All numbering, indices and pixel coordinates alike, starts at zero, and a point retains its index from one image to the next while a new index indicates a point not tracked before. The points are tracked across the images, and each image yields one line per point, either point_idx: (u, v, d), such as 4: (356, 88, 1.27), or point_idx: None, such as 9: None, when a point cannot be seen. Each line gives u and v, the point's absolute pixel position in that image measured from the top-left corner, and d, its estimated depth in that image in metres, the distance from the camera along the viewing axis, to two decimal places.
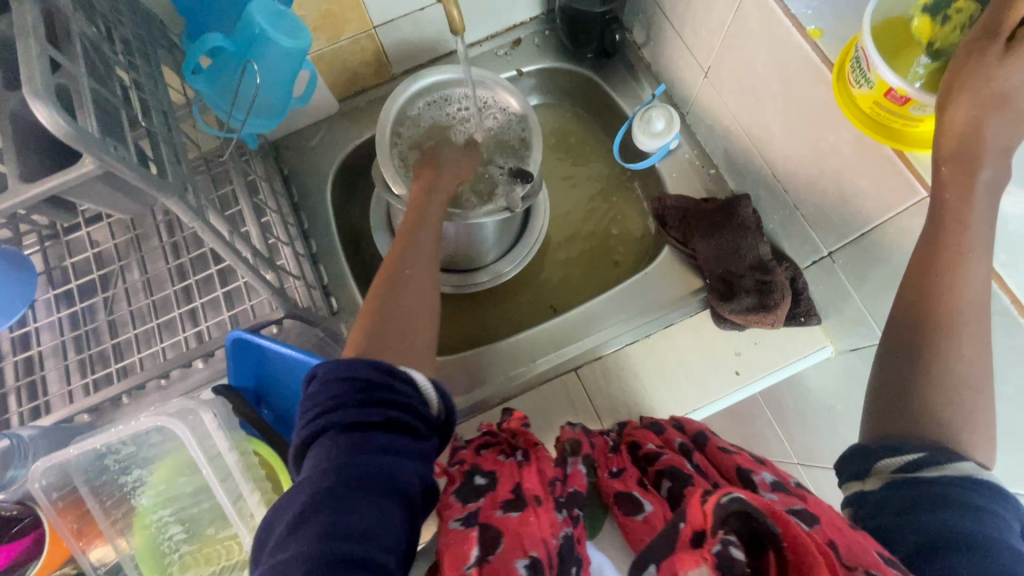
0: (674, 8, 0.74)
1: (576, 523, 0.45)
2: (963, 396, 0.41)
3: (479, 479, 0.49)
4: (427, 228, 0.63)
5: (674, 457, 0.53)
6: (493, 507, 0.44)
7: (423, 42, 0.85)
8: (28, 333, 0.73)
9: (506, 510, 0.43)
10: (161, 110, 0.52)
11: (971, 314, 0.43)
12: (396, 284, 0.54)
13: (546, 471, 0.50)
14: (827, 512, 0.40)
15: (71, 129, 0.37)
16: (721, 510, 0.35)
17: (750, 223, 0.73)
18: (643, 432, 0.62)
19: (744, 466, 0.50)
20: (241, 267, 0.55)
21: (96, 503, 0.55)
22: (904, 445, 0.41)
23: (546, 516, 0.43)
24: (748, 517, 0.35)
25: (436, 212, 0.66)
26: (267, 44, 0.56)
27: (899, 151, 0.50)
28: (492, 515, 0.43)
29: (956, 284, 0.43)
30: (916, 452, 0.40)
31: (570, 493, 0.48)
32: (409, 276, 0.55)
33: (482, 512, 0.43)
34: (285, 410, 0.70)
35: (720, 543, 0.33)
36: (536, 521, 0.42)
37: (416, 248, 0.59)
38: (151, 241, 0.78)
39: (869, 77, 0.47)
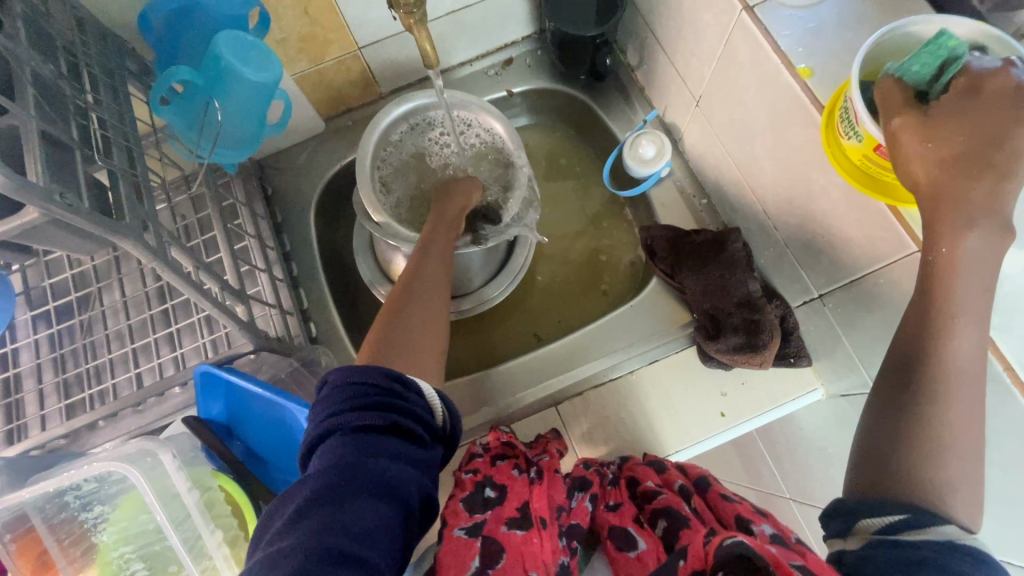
0: (666, 34, 0.71)
1: (571, 552, 0.51)
2: (946, 467, 0.39)
3: (489, 491, 0.53)
4: (437, 260, 0.63)
5: (673, 497, 0.54)
6: (499, 522, 0.49)
7: (412, 62, 0.84)
8: (6, 354, 0.73)
9: (512, 528, 0.49)
10: (124, 145, 0.51)
11: (964, 379, 0.40)
12: (401, 314, 0.53)
13: (556, 496, 0.54)
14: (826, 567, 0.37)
15: (9, 181, 0.36)
16: (727, 557, 0.38)
17: (740, 258, 0.70)
18: (643, 468, 0.61)
19: (744, 515, 0.49)
20: (206, 304, 0.54)
21: (54, 541, 0.54)
22: (879, 508, 0.39)
23: (549, 541, 0.48)
24: (750, 564, 0.37)
25: (444, 240, 0.66)
26: (234, 76, 0.56)
27: (892, 207, 0.47)
28: (497, 529, 0.49)
29: (945, 349, 0.40)
30: (895, 514, 0.38)
31: (570, 523, 0.53)
32: (417, 306, 0.55)
33: (487, 526, 0.49)
34: (255, 443, 0.68)
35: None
36: (538, 544, 0.48)
37: (426, 278, 0.59)
38: (132, 262, 0.77)
39: (858, 130, 0.44)
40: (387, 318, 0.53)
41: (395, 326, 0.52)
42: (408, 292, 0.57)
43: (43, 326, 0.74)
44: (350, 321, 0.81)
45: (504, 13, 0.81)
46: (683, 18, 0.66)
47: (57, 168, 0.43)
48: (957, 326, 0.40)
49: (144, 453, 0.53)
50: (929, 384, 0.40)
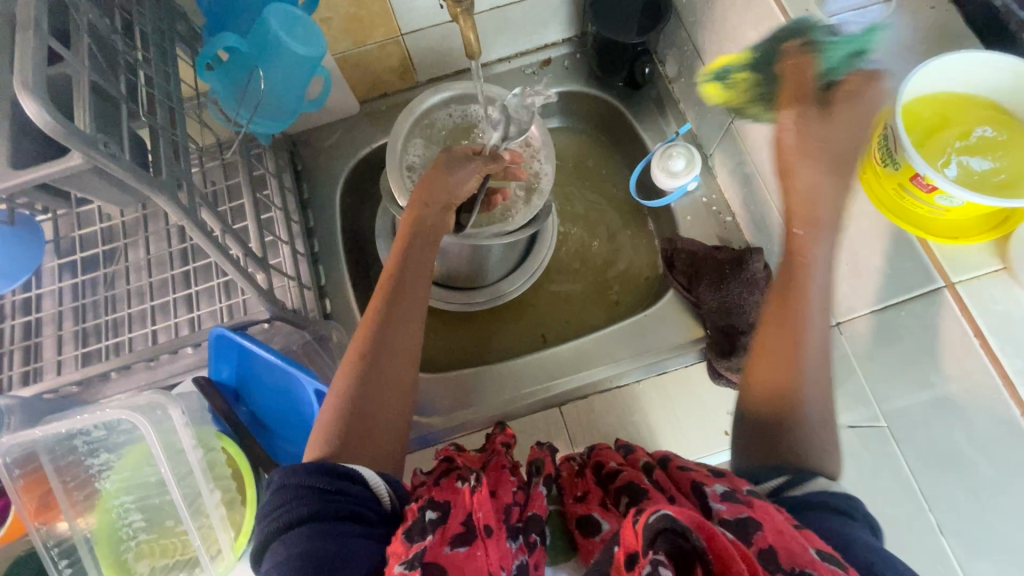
0: (708, 47, 0.71)
1: (533, 550, 0.43)
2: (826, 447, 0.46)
3: (428, 513, 0.41)
4: (412, 297, 0.56)
5: (630, 472, 0.49)
6: (441, 543, 0.40)
7: (451, 52, 0.84)
8: (30, 298, 0.75)
9: (455, 545, 0.40)
10: (167, 105, 0.52)
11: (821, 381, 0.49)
12: (369, 373, 0.50)
13: (502, 495, 0.46)
14: (773, 515, 0.38)
15: (57, 125, 0.36)
16: (650, 530, 0.35)
17: (759, 279, 0.70)
18: (607, 450, 0.56)
19: (696, 479, 0.44)
20: (230, 267, 0.55)
21: (59, 483, 0.55)
22: (762, 477, 0.44)
23: (496, 549, 0.40)
24: (674, 537, 0.35)
25: (421, 267, 0.58)
26: (281, 48, 0.57)
27: (921, 237, 0.49)
28: (440, 552, 0.39)
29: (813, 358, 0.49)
30: (779, 477, 0.43)
31: (528, 517, 0.45)
32: (386, 359, 0.51)
33: (430, 550, 0.39)
34: (262, 408, 0.69)
35: (649, 564, 0.33)
36: (484, 555, 0.39)
37: (398, 327, 0.53)
38: (158, 222, 0.79)
39: (896, 158, 0.46)
40: (359, 364, 0.50)
41: (361, 390, 0.49)
42: (377, 342, 0.51)
43: (68, 276, 0.76)
44: (364, 301, 0.82)
45: (548, 13, 0.82)
46: (727, 34, 0.66)
47: (103, 119, 0.44)
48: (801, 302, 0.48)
49: (154, 406, 0.54)
50: (775, 355, 0.48)
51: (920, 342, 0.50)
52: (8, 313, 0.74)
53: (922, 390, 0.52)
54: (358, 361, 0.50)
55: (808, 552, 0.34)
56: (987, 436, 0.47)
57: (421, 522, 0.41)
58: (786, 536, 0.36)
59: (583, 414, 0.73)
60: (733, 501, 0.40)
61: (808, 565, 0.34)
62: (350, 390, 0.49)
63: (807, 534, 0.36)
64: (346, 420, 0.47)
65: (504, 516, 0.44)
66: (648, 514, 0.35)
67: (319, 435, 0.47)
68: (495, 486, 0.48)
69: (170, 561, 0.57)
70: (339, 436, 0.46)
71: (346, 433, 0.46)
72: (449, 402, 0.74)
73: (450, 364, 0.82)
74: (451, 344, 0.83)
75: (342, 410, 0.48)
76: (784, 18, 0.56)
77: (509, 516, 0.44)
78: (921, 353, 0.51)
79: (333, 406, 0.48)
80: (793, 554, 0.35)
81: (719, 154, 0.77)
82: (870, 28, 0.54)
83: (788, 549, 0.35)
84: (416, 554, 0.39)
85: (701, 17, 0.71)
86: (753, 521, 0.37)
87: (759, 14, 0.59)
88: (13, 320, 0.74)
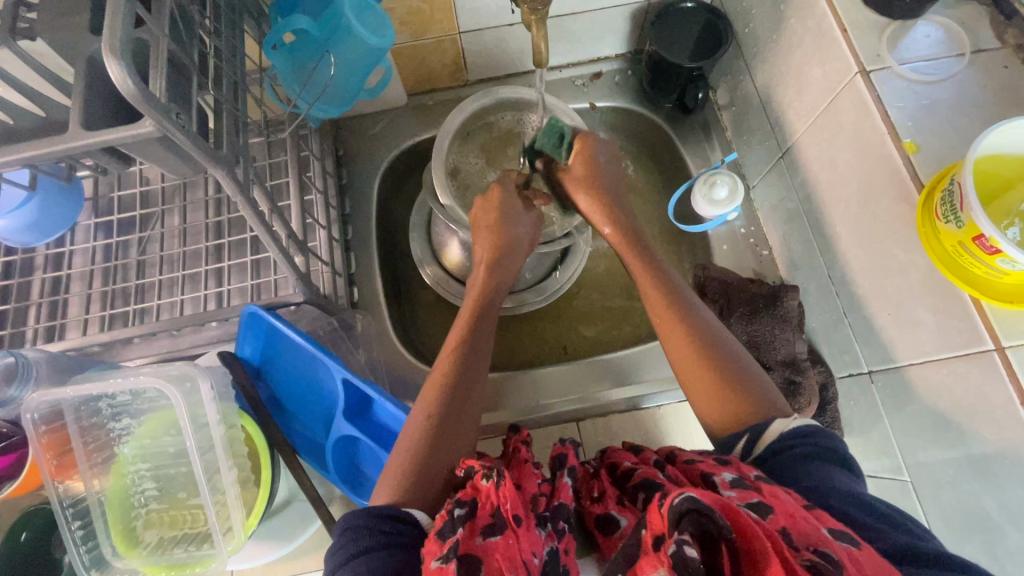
0: (767, 80, 0.71)
1: (561, 537, 0.46)
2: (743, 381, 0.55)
3: (458, 508, 0.43)
4: (479, 356, 0.58)
5: (645, 470, 0.50)
6: (472, 535, 0.41)
7: (505, 55, 0.84)
8: (62, 254, 0.75)
9: (486, 536, 0.41)
10: (233, 80, 0.52)
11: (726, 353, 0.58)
12: (438, 432, 0.52)
13: (527, 486, 0.48)
14: (784, 498, 0.40)
15: (138, 92, 0.36)
16: (675, 512, 0.36)
17: (792, 317, 0.69)
18: (621, 452, 0.56)
19: (705, 471, 0.47)
20: (274, 249, 0.55)
21: (80, 444, 0.55)
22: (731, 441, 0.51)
23: (527, 537, 0.43)
24: (701, 519, 0.35)
25: (486, 327, 0.62)
26: (351, 35, 0.57)
27: (974, 298, 0.48)
28: (473, 544, 0.41)
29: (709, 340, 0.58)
30: (741, 439, 0.51)
31: (555, 506, 0.48)
32: (451, 417, 0.53)
33: (463, 542, 0.41)
34: (281, 389, 0.67)
35: (675, 543, 0.35)
36: (516, 544, 0.41)
37: (463, 386, 0.55)
38: (197, 192, 0.79)
39: (959, 216, 0.45)
40: (427, 420, 0.53)
41: (429, 447, 0.51)
42: (445, 403, 0.54)
43: (102, 236, 0.76)
44: (391, 293, 0.82)
45: (606, 27, 0.82)
46: (790, 69, 0.66)
47: (175, 89, 0.43)
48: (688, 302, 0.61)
49: (184, 378, 0.54)
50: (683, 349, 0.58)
51: (961, 402, 0.50)
52: (39, 266, 0.75)
53: (956, 450, 0.51)
54: (427, 418, 0.53)
55: (818, 530, 0.37)
56: None
57: (450, 519, 0.43)
58: (796, 517, 0.38)
59: (600, 432, 0.73)
60: (742, 488, 0.42)
61: (821, 542, 0.36)
62: (418, 445, 0.51)
63: (817, 513, 0.39)
64: (414, 474, 0.49)
65: (532, 506, 0.46)
66: (674, 496, 0.37)
67: (390, 485, 0.49)
68: (518, 479, 0.50)
69: (177, 534, 0.57)
70: (409, 487, 0.49)
71: (416, 484, 0.49)
72: None
73: None
74: None
75: (411, 462, 0.50)
76: (854, 60, 0.55)
77: (537, 506, 0.47)
78: (961, 413, 0.50)
79: (402, 459, 0.51)
80: (807, 533, 0.37)
81: (763, 186, 0.77)
82: (942, 79, 0.54)
83: (799, 528, 0.37)
84: (450, 548, 0.40)
85: (762, 49, 0.71)
86: (764, 505, 0.40)
87: (828, 54, 0.59)
88: (43, 273, 0.74)
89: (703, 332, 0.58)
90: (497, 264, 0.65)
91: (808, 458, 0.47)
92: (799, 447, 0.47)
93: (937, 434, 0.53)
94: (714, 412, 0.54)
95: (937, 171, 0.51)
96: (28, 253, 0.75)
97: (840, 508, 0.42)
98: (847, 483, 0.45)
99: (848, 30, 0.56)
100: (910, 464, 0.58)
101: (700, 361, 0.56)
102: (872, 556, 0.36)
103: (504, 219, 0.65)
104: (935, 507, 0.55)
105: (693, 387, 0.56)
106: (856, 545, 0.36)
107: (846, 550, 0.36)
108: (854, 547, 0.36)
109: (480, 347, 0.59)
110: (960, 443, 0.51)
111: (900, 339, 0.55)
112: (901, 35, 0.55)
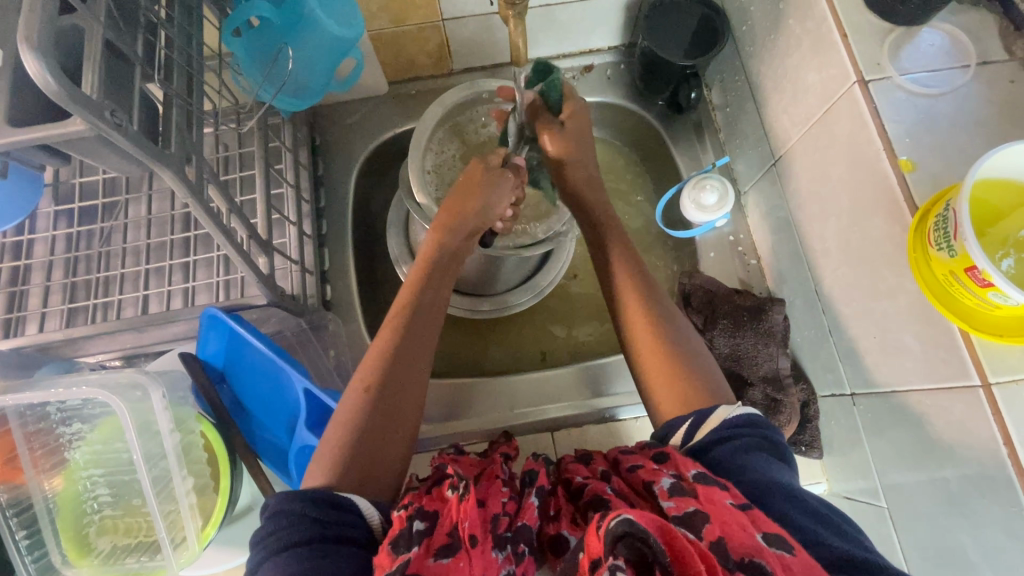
0: (763, 81, 0.68)
1: (521, 560, 0.43)
2: (701, 362, 0.54)
3: (418, 522, 0.42)
4: (423, 322, 0.56)
5: (596, 484, 0.48)
6: (426, 555, 0.41)
7: (492, 44, 0.80)
8: (21, 242, 0.72)
9: (440, 556, 0.41)
10: (186, 69, 0.49)
11: (688, 336, 0.56)
12: (376, 405, 0.50)
13: (490, 506, 0.46)
14: (722, 502, 0.39)
15: (60, 89, 0.33)
16: (611, 535, 0.35)
17: (777, 331, 0.67)
18: (574, 463, 0.55)
19: (646, 478, 0.45)
20: (233, 252, 0.52)
21: (26, 450, 0.53)
22: (674, 426, 0.50)
23: (479, 560, 0.41)
24: (635, 542, 0.35)
25: (435, 293, 0.59)
26: (315, 25, 0.56)
27: (963, 330, 0.45)
28: (424, 564, 0.40)
29: (679, 320, 0.58)
30: (683, 425, 0.49)
31: (516, 527, 0.45)
32: (393, 385, 0.51)
33: (415, 562, 0.40)
34: (244, 393, 0.65)
35: (609, 570, 0.34)
36: (467, 567, 0.40)
37: (408, 352, 0.53)
38: (163, 181, 0.75)
39: (952, 245, 0.42)
40: (364, 395, 0.50)
41: (366, 420, 0.49)
42: (383, 376, 0.51)
43: (63, 224, 0.73)
44: (365, 292, 0.79)
45: (598, 17, 0.78)
46: (785, 72, 0.62)
47: (112, 80, 0.40)
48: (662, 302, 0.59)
49: (134, 386, 0.52)
50: (641, 336, 0.56)
51: (940, 434, 0.48)
52: None
53: (935, 483, 0.49)
54: (371, 381, 0.51)
55: (753, 538, 0.36)
56: (997, 545, 0.45)
57: (407, 530, 0.41)
58: (730, 525, 0.37)
59: (575, 442, 0.72)
60: (679, 496, 0.40)
61: (755, 553, 0.35)
62: (359, 416, 0.49)
63: (753, 516, 0.38)
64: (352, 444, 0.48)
65: (491, 526, 0.45)
66: (610, 518, 0.36)
67: (327, 457, 0.47)
68: (483, 495, 0.48)
69: (132, 541, 0.56)
70: (345, 464, 0.47)
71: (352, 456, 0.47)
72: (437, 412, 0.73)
73: (447, 369, 0.80)
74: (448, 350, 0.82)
75: (348, 441, 0.48)
76: (852, 68, 0.52)
77: (497, 527, 0.45)
78: (941, 446, 0.48)
79: (340, 430, 0.48)
80: (742, 541, 0.36)
81: (754, 193, 0.74)
82: (944, 93, 0.50)
83: (733, 538, 0.36)
84: (399, 565, 0.39)
85: (759, 49, 0.67)
86: (700, 514, 0.38)
87: (826, 59, 0.55)
88: (1, 262, 0.71)
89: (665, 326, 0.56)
90: (453, 228, 0.62)
91: (746, 450, 0.46)
92: (739, 439, 0.46)
93: (916, 463, 0.51)
94: (668, 399, 0.52)
95: (931, 192, 0.48)
96: None
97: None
98: (782, 474, 0.44)
99: (847, 35, 0.53)
100: (886, 489, 0.56)
101: (661, 339, 0.55)
102: (805, 561, 0.35)
103: (480, 187, 0.63)
104: (909, 536, 0.54)
105: (646, 377, 0.55)
106: (790, 550, 0.36)
107: (779, 560, 0.35)
108: (788, 555, 0.35)
109: (424, 315, 0.56)
110: (939, 475, 0.49)
111: (884, 364, 0.53)
112: (903, 42, 0.52)
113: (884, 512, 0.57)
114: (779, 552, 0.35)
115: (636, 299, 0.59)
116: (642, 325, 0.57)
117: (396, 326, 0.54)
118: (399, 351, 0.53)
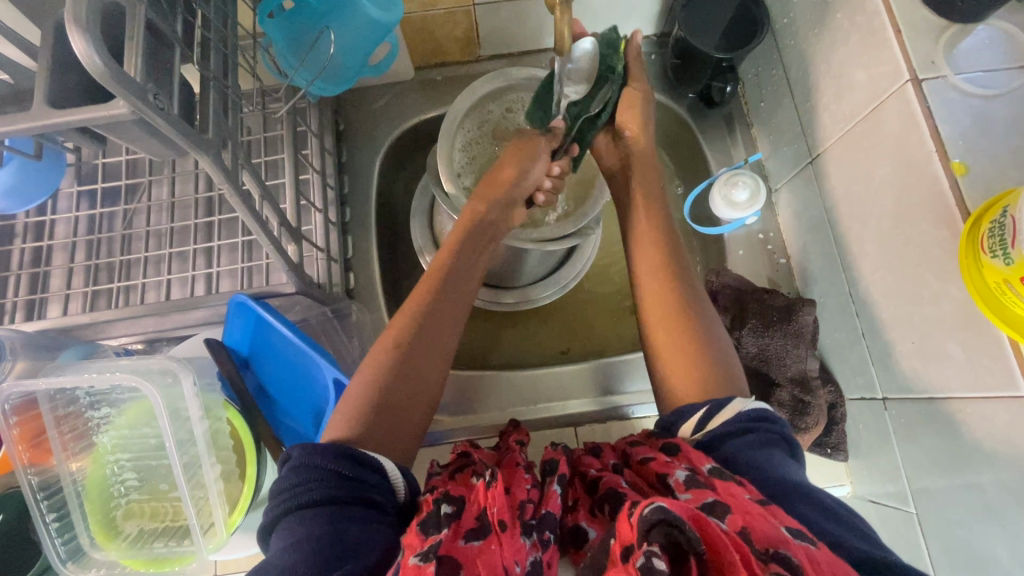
0: (804, 76, 0.66)
1: (546, 548, 0.42)
2: (722, 351, 0.53)
3: (446, 505, 0.43)
4: (456, 292, 0.56)
5: (608, 478, 0.46)
6: (455, 537, 0.40)
7: (522, 31, 0.78)
8: (43, 223, 0.71)
9: (469, 539, 0.40)
10: (221, 50, 0.48)
11: (706, 321, 0.55)
12: (401, 366, 0.49)
13: (516, 492, 0.45)
14: (738, 497, 0.38)
15: (106, 70, 0.32)
16: (645, 523, 0.33)
17: (806, 333, 0.66)
18: (587, 457, 0.54)
19: (659, 470, 0.43)
20: (266, 241, 0.51)
21: (55, 433, 0.52)
22: (685, 412, 0.48)
23: (510, 544, 0.40)
24: (669, 530, 0.33)
25: (467, 266, 0.59)
26: (355, 7, 0.56)
27: (1014, 341, 0.44)
28: (455, 546, 0.39)
29: (700, 307, 0.56)
30: (697, 412, 0.47)
31: (541, 515, 0.44)
32: (415, 361, 0.50)
33: (446, 543, 0.39)
34: (269, 380, 0.65)
35: (644, 556, 0.32)
36: (498, 550, 0.39)
37: (434, 323, 0.53)
38: (186, 163, 0.74)
39: (1009, 252, 0.41)
40: (390, 353, 0.50)
41: (391, 377, 0.48)
42: (410, 341, 0.51)
43: (85, 205, 0.72)
44: (388, 282, 0.79)
45: (633, 5, 0.76)
46: (830, 69, 0.61)
47: (154, 62, 0.39)
48: (690, 296, 0.57)
49: (165, 372, 0.52)
50: (665, 329, 0.54)
51: (980, 443, 0.47)
52: (19, 234, 0.71)
53: (972, 493, 0.49)
54: (390, 357, 0.50)
55: (776, 528, 0.35)
56: None
57: (435, 516, 0.41)
58: (751, 515, 0.36)
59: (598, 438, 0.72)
60: (696, 489, 0.39)
61: (780, 543, 0.33)
62: (381, 377, 0.48)
63: (773, 509, 0.37)
64: (364, 416, 0.46)
65: (518, 512, 0.43)
66: (642, 505, 0.34)
67: (343, 417, 0.46)
68: (509, 484, 0.47)
69: (158, 526, 0.56)
70: (366, 419, 0.46)
71: (367, 430, 0.45)
72: (460, 405, 0.73)
73: (470, 361, 0.80)
74: (473, 341, 0.81)
75: (368, 396, 0.47)
76: (905, 67, 0.51)
77: (524, 513, 0.43)
78: (981, 456, 0.47)
79: (363, 387, 0.48)
80: (764, 531, 0.34)
81: (786, 191, 0.72)
82: (999, 94, 0.49)
83: (756, 527, 0.35)
84: (431, 546, 0.39)
85: (801, 43, 0.65)
86: (720, 505, 0.37)
87: (876, 56, 0.54)
88: (23, 242, 0.70)
89: (692, 318, 0.55)
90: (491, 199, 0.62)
91: (760, 446, 0.44)
92: (753, 433, 0.45)
93: (952, 471, 0.51)
94: (686, 385, 0.51)
95: (984, 198, 0.47)
96: (8, 219, 0.70)
97: (801, 509, 0.39)
98: (799, 473, 0.42)
99: (901, 32, 0.51)
100: (916, 495, 0.56)
101: (682, 324, 0.54)
102: (830, 555, 0.34)
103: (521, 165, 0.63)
104: (940, 542, 0.54)
105: (664, 360, 0.53)
106: (814, 545, 0.34)
107: (805, 552, 0.33)
108: (812, 547, 0.34)
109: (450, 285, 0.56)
110: (977, 484, 0.48)
111: (922, 371, 0.52)
112: (959, 41, 0.50)
113: (912, 515, 0.57)
114: (805, 544, 0.33)
115: (658, 287, 0.57)
116: (662, 310, 0.56)
117: (425, 291, 0.55)
118: (427, 317, 0.53)
